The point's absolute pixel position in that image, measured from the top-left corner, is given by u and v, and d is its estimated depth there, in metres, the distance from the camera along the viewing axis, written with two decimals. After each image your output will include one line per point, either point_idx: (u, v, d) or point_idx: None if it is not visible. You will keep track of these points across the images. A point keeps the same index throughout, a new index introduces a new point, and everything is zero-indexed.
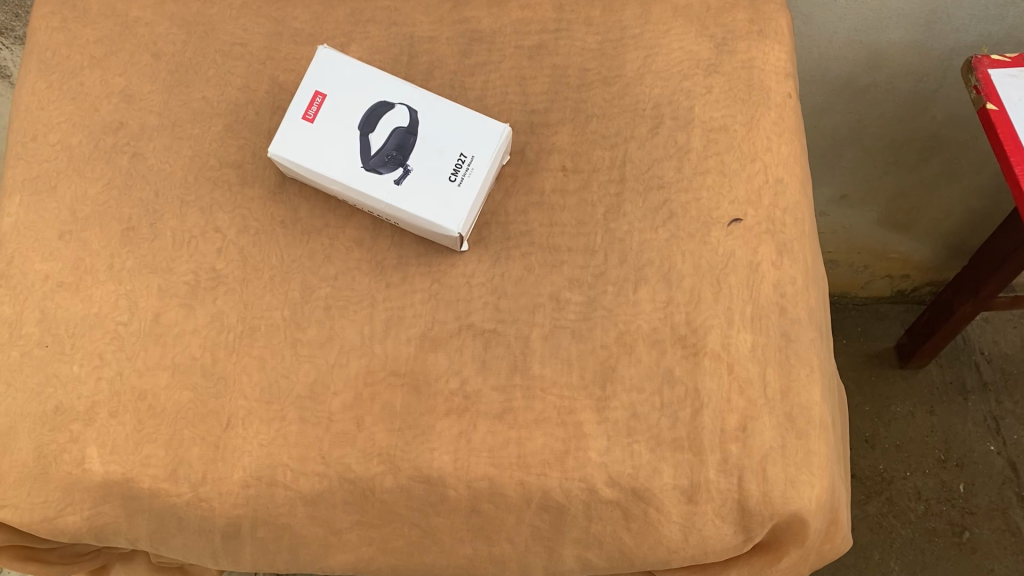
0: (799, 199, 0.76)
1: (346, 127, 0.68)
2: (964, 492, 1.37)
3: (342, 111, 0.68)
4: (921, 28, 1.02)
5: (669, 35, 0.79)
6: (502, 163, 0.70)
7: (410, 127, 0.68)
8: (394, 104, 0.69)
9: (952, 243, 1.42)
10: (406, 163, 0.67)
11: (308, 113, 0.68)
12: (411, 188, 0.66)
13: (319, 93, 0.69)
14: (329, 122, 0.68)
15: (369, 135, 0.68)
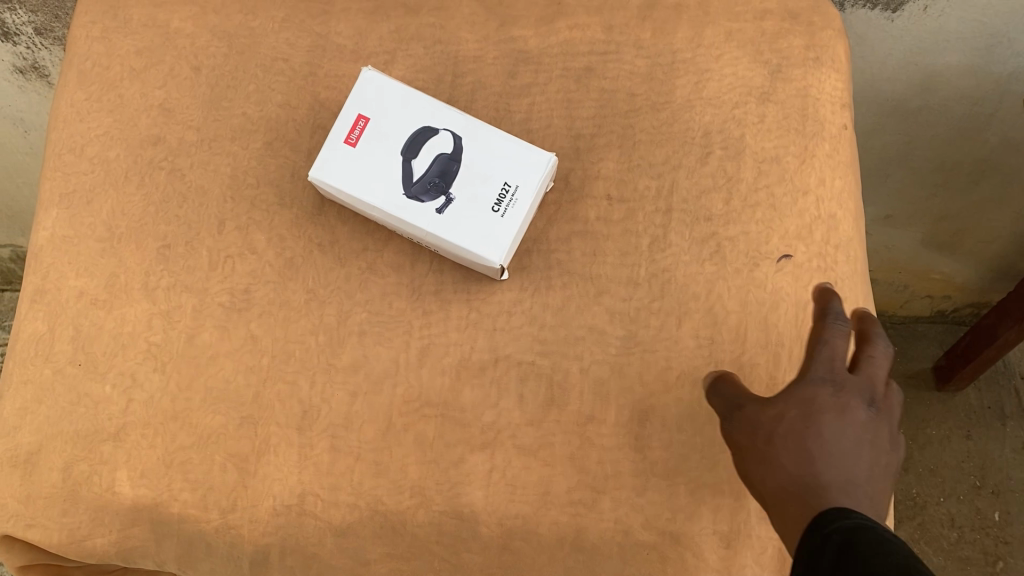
0: (852, 235, 0.73)
1: (388, 152, 0.66)
2: (999, 521, 1.34)
3: (386, 136, 0.67)
4: (980, 52, 0.98)
5: (722, 60, 0.77)
6: (547, 192, 0.68)
7: (454, 154, 0.66)
8: (439, 129, 0.67)
9: (998, 265, 1.36)
10: (449, 192, 0.65)
11: (351, 137, 0.67)
12: (453, 217, 0.64)
13: (363, 116, 0.67)
14: (372, 146, 0.66)
15: (412, 161, 0.66)
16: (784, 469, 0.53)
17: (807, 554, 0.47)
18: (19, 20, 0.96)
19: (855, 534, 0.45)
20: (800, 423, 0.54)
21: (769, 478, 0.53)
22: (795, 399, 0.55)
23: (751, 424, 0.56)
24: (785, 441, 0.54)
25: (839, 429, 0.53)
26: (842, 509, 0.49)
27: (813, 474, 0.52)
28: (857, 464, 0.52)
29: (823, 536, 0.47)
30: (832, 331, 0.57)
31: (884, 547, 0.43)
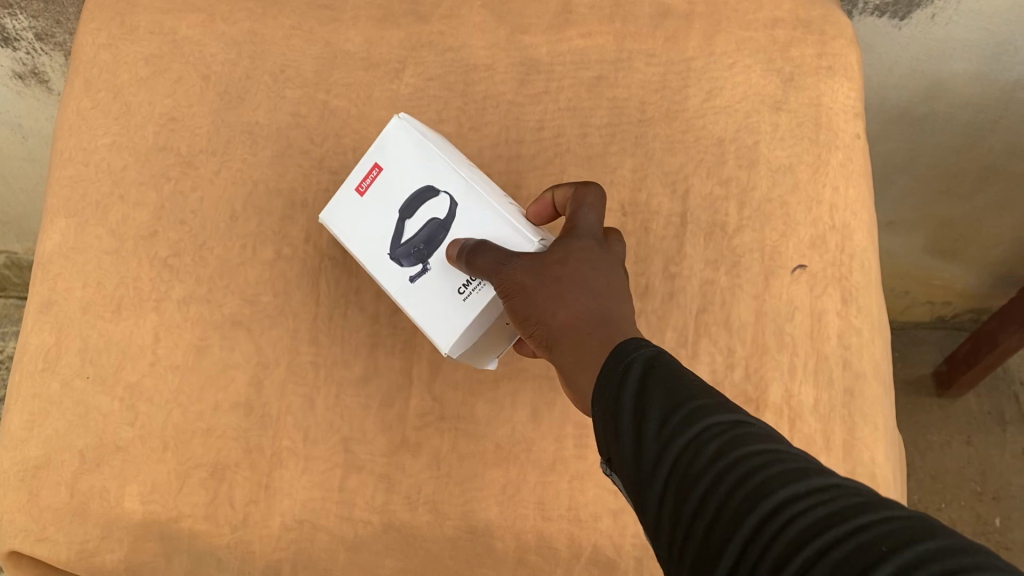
0: (867, 245, 0.72)
1: (387, 206, 0.63)
2: (1000, 526, 1.32)
3: (390, 189, 0.63)
4: (986, 59, 0.98)
5: (735, 68, 0.76)
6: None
7: (445, 221, 0.61)
8: (438, 191, 0.62)
9: (998, 271, 1.36)
10: (428, 262, 0.62)
11: (361, 185, 0.64)
12: (423, 290, 0.62)
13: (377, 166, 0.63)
14: (375, 199, 0.64)
15: (406, 221, 0.62)
16: (573, 307, 0.50)
17: (613, 426, 0.40)
18: (19, 25, 0.95)
19: (652, 364, 0.41)
20: (585, 269, 0.52)
21: (544, 321, 0.52)
22: (576, 246, 0.54)
23: (528, 265, 0.54)
24: (552, 287, 0.52)
25: (614, 274, 0.52)
26: (635, 337, 0.44)
27: (600, 306, 0.50)
28: (626, 305, 0.51)
29: (618, 368, 0.42)
30: (544, 193, 0.62)
31: (687, 378, 0.39)
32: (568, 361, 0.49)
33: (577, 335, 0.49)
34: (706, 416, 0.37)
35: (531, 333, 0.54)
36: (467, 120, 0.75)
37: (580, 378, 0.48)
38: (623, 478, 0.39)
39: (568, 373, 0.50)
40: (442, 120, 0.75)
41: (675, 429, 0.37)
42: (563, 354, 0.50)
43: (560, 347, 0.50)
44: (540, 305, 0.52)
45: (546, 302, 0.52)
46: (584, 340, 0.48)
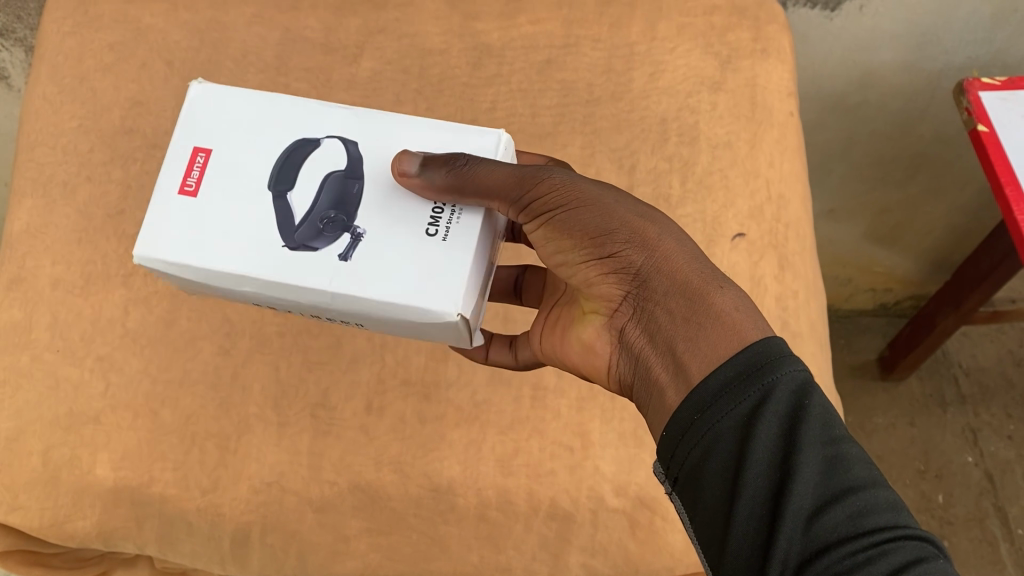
0: (800, 215, 0.77)
1: (255, 187, 0.50)
2: (942, 502, 1.33)
3: (240, 159, 0.51)
4: (911, 49, 1.04)
5: (675, 51, 0.81)
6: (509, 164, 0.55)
7: (348, 168, 0.51)
8: (321, 140, 0.52)
9: (934, 256, 1.42)
10: (354, 223, 0.49)
11: (188, 183, 0.51)
12: (367, 259, 0.48)
13: (202, 149, 0.51)
14: (222, 197, 0.50)
15: (294, 190, 0.50)
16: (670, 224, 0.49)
17: (739, 447, 0.40)
18: None
19: (803, 402, 0.41)
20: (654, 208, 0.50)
21: (646, 246, 0.47)
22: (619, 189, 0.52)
23: (592, 182, 0.49)
24: (641, 212, 0.48)
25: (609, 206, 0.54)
26: (781, 344, 0.42)
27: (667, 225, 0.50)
28: None
29: (762, 386, 0.41)
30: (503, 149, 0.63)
31: (839, 429, 0.40)
32: (680, 307, 0.45)
33: (696, 275, 0.46)
34: (854, 486, 0.39)
35: (614, 253, 0.47)
36: (423, 102, 0.78)
37: (704, 330, 0.44)
38: (713, 481, 0.41)
39: (674, 319, 0.45)
40: (400, 101, 0.78)
41: (819, 492, 0.38)
42: (672, 293, 0.46)
43: (668, 282, 0.46)
44: (637, 228, 0.47)
45: (643, 227, 0.47)
46: (716, 290, 0.45)
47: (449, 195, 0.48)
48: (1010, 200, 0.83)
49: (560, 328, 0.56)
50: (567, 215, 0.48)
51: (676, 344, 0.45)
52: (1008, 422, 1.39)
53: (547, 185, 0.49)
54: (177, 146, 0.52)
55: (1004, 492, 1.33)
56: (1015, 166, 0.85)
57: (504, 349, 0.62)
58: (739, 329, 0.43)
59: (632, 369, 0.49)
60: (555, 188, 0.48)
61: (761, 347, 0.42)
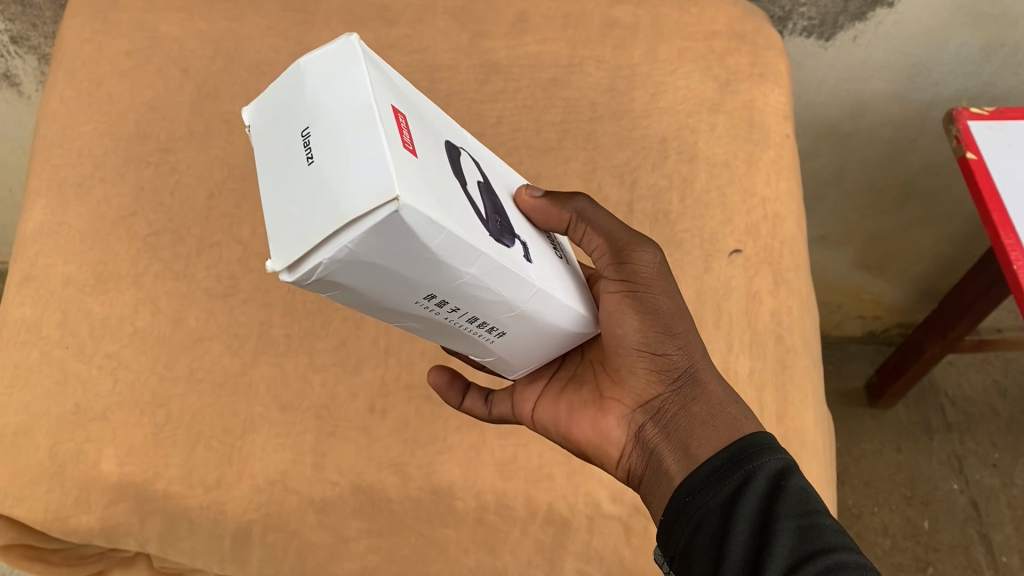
0: (795, 234, 0.79)
1: (443, 167, 0.39)
2: (928, 528, 1.35)
3: (418, 134, 0.39)
4: (903, 80, 1.08)
5: (676, 73, 0.84)
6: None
7: (486, 183, 0.45)
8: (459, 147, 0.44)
9: (923, 285, 1.45)
10: (517, 236, 0.45)
11: (404, 137, 0.35)
12: (541, 267, 0.45)
13: (397, 109, 0.37)
14: (427, 159, 0.37)
15: (469, 184, 0.42)
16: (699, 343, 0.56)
17: (721, 523, 0.45)
18: None
19: (779, 484, 0.45)
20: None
21: (692, 355, 0.52)
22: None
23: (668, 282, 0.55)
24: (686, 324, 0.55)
25: None
26: (765, 437, 0.48)
27: None
28: None
29: (742, 472, 0.46)
30: None
31: (813, 504, 0.44)
32: (707, 408, 0.51)
33: (723, 390, 0.52)
34: (826, 552, 0.42)
35: (664, 353, 0.52)
36: None
37: (719, 432, 0.50)
38: (699, 558, 0.45)
39: (695, 419, 0.51)
40: None
41: (794, 556, 0.42)
42: (702, 399, 0.51)
43: (702, 388, 0.52)
44: (690, 337, 0.53)
45: (694, 336, 0.53)
46: (734, 402, 0.52)
47: (563, 212, 0.50)
48: (996, 224, 0.86)
49: (561, 402, 0.58)
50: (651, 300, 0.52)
51: (690, 440, 0.50)
52: (993, 450, 1.41)
53: (650, 260, 0.52)
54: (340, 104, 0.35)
55: (989, 519, 1.35)
56: (1001, 192, 0.88)
57: (480, 400, 0.64)
58: (746, 427, 0.50)
59: (643, 461, 0.53)
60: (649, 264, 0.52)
61: (756, 442, 0.47)
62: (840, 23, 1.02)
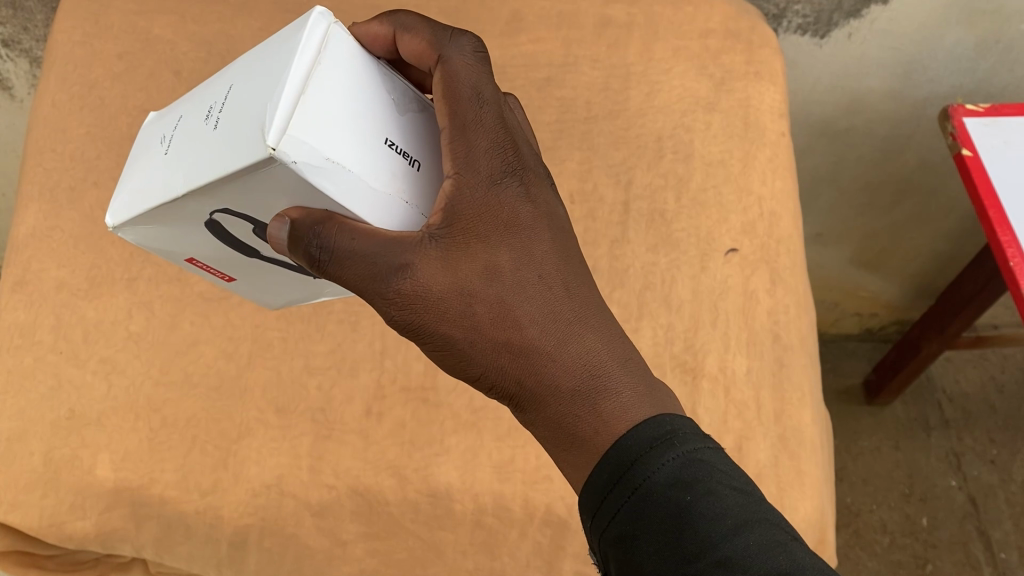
0: (792, 233, 0.79)
1: (246, 256, 0.54)
2: (927, 525, 1.35)
3: (219, 250, 0.53)
4: (898, 77, 1.07)
5: (670, 72, 0.84)
6: (308, 65, 0.42)
7: (260, 225, 0.48)
8: (213, 218, 0.47)
9: (920, 280, 1.44)
10: None
11: (216, 269, 0.58)
12: None
13: (190, 257, 0.55)
14: (247, 263, 0.56)
15: (261, 250, 0.52)
16: (535, 320, 0.46)
17: (627, 564, 0.43)
18: None
19: (681, 502, 0.42)
20: (535, 282, 0.47)
21: (515, 379, 0.47)
22: (496, 232, 0.46)
23: (460, 284, 0.45)
24: (510, 318, 0.46)
25: (491, 204, 0.46)
26: (645, 435, 0.45)
27: (536, 280, 0.47)
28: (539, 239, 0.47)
29: (631, 495, 0.43)
30: (402, 19, 0.49)
31: (724, 526, 0.42)
32: (550, 434, 0.48)
33: (561, 406, 0.47)
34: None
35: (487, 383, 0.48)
36: None
37: (572, 455, 0.47)
38: None
39: (547, 443, 0.49)
40: None
41: None
42: (540, 420, 0.48)
43: (536, 412, 0.48)
44: (504, 362, 0.47)
45: (509, 354, 0.46)
46: (576, 418, 0.47)
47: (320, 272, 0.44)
48: (993, 221, 0.86)
49: None
50: (436, 342, 0.46)
51: (550, 450, 0.49)
52: (991, 447, 1.41)
53: (412, 302, 0.44)
54: (182, 249, 0.53)
55: (987, 516, 1.35)
56: (997, 189, 0.88)
57: None
58: (597, 443, 0.46)
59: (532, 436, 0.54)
60: (409, 304, 0.44)
61: (632, 460, 0.44)
62: (835, 21, 1.02)
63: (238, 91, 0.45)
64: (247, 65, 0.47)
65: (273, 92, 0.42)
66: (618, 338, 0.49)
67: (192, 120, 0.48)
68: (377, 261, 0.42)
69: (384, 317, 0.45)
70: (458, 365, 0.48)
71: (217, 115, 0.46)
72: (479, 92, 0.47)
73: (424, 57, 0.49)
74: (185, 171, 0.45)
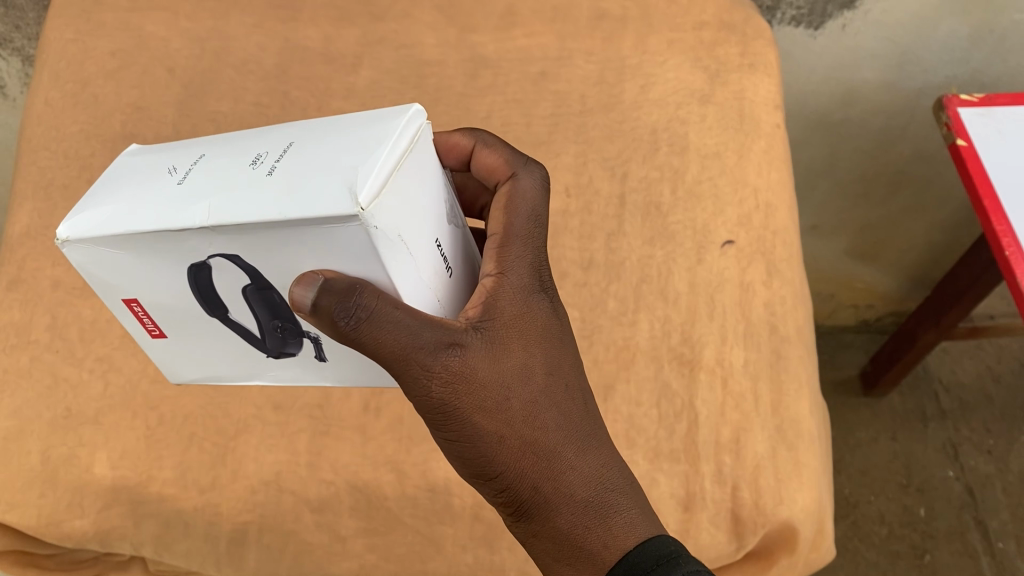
0: (788, 224, 0.79)
1: (204, 320, 0.46)
2: (925, 516, 1.35)
3: (180, 304, 0.45)
4: (891, 68, 1.08)
5: (665, 65, 0.84)
6: (406, 144, 0.39)
7: (257, 283, 0.42)
8: (210, 260, 0.41)
9: (916, 272, 1.45)
10: (306, 332, 0.46)
11: (151, 329, 0.49)
12: (339, 358, 0.48)
13: (131, 300, 0.46)
14: (196, 328, 0.48)
15: (232, 316, 0.46)
16: (561, 430, 0.46)
17: None
18: None
19: None
20: (564, 393, 0.46)
21: (532, 485, 0.46)
22: (533, 337, 0.45)
23: (499, 382, 0.43)
24: (537, 421, 0.45)
25: (528, 314, 0.45)
26: (655, 551, 0.47)
27: (565, 391, 0.46)
28: (565, 355, 0.47)
29: None
30: (487, 135, 0.50)
31: None
32: (552, 547, 0.47)
33: (572, 516, 0.47)
34: None
35: (498, 485, 0.46)
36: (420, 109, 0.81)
37: (576, 568, 0.47)
38: None
39: (544, 553, 0.48)
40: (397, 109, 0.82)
41: None
42: (543, 530, 0.47)
43: (543, 521, 0.47)
44: (525, 466, 0.45)
45: (532, 457, 0.45)
46: (585, 532, 0.47)
47: (338, 337, 0.39)
48: (988, 212, 0.86)
49: None
50: (459, 432, 0.44)
51: (545, 559, 0.48)
52: (988, 437, 1.42)
53: (444, 388, 0.41)
54: (138, 286, 0.44)
55: (985, 506, 1.35)
56: (993, 179, 0.88)
57: None
58: (606, 557, 0.46)
59: None
60: (444, 389, 0.41)
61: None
62: (829, 12, 1.02)
63: (305, 147, 0.40)
64: (314, 128, 0.43)
65: (367, 152, 0.38)
66: (623, 459, 0.50)
67: (221, 160, 0.42)
68: (426, 339, 0.40)
69: (409, 396, 0.42)
70: (474, 462, 0.46)
71: (268, 163, 0.40)
72: (535, 215, 0.47)
73: (497, 170, 0.49)
74: (213, 202, 0.38)
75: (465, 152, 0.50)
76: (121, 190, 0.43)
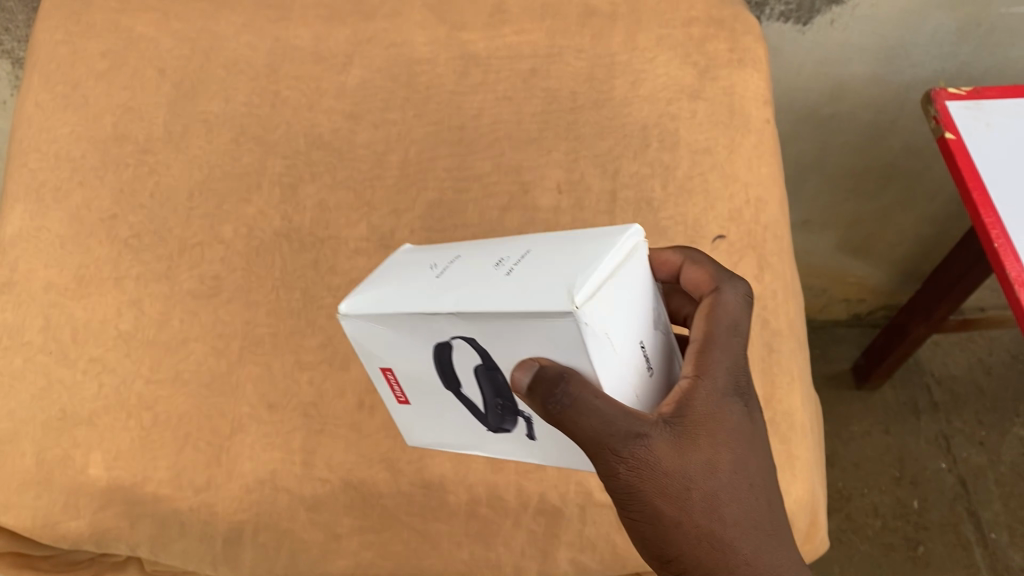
0: (778, 218, 0.79)
1: (440, 394, 0.48)
2: (918, 508, 1.36)
3: (422, 376, 0.47)
4: (880, 63, 1.08)
5: (655, 61, 0.84)
6: (624, 259, 0.41)
7: (490, 364, 0.43)
8: (454, 340, 0.43)
9: (906, 265, 1.46)
10: (525, 415, 0.46)
11: (400, 394, 0.51)
12: (552, 441, 0.48)
13: (386, 367, 0.48)
14: (428, 394, 0.49)
15: (462, 391, 0.47)
16: (733, 526, 0.45)
17: None
18: None
19: None
20: (747, 490, 0.46)
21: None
22: (721, 435, 0.45)
23: (675, 471, 0.43)
24: (717, 514, 0.44)
25: (720, 418, 0.44)
26: None
27: (746, 485, 0.46)
28: (754, 452, 0.47)
29: None
30: (697, 258, 0.50)
31: None
32: None
33: None
34: None
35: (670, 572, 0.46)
36: (411, 109, 0.82)
37: None
38: None
39: None
40: (388, 108, 0.82)
41: None
42: None
43: None
44: (693, 557, 0.45)
45: (708, 548, 0.45)
46: None
47: (544, 418, 0.40)
48: (977, 204, 0.86)
49: None
50: (639, 514, 0.44)
51: None
52: (980, 428, 1.43)
53: (616, 475, 0.42)
54: (388, 359, 0.47)
55: (977, 497, 1.36)
56: (981, 172, 0.89)
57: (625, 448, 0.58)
58: None
59: None
60: (631, 476, 0.42)
61: None
62: (817, 7, 1.02)
63: (545, 255, 0.42)
64: (549, 239, 0.45)
65: (585, 258, 0.40)
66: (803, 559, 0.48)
67: (486, 254, 0.45)
68: (620, 426, 0.40)
69: (601, 476, 0.43)
70: (653, 546, 0.46)
71: (508, 266, 0.42)
72: (738, 331, 0.47)
73: (702, 287, 0.50)
74: (460, 294, 0.41)
75: (672, 271, 0.51)
76: (395, 275, 0.47)
